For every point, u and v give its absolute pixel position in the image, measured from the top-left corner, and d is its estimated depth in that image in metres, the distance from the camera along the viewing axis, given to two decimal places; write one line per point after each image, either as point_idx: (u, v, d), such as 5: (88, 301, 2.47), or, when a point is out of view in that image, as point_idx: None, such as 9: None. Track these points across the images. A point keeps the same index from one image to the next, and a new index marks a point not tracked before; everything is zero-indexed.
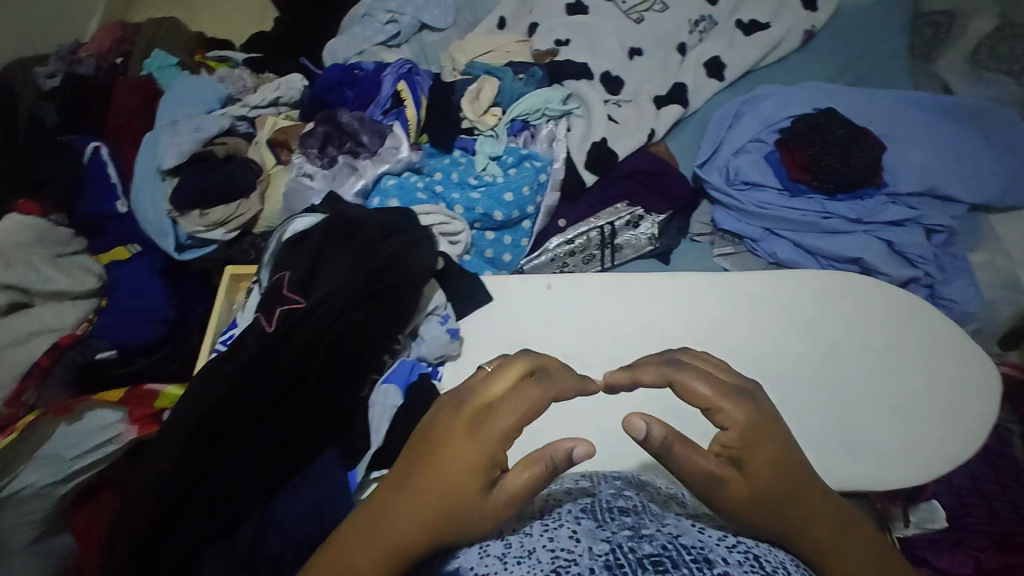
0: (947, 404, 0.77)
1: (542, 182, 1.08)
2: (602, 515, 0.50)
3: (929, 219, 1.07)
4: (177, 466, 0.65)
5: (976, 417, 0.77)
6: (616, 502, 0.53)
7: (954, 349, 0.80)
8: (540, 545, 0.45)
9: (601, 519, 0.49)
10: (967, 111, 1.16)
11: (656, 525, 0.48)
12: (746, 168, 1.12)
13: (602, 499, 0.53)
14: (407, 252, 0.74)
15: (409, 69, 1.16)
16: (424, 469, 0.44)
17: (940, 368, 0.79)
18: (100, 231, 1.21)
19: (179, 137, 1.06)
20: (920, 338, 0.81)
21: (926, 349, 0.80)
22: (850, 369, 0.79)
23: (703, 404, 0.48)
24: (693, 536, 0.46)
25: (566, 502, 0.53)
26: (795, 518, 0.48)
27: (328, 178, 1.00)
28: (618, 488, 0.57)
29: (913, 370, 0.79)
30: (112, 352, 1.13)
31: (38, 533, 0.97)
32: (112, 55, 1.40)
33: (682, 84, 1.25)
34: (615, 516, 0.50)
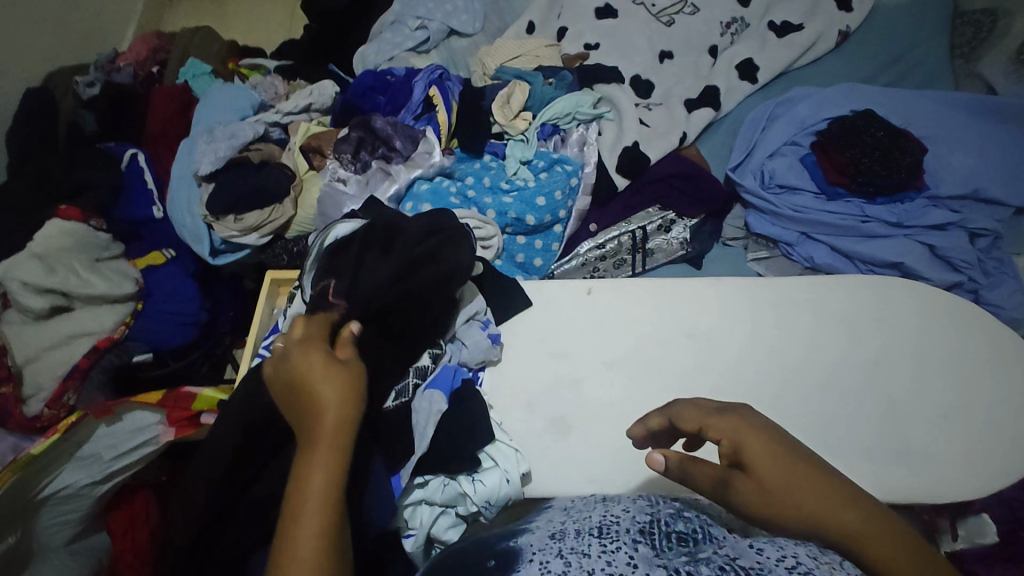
0: (1001, 413, 0.75)
1: (574, 187, 1.07)
2: (660, 539, 0.51)
3: (972, 223, 1.04)
4: (225, 471, 0.66)
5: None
6: (675, 523, 0.53)
7: (1007, 358, 0.78)
8: (599, 567, 0.48)
9: (658, 544, 0.50)
10: (1013, 111, 1.12)
11: (714, 548, 0.49)
12: (781, 171, 1.10)
13: (661, 519, 0.54)
14: (442, 249, 0.72)
15: (440, 75, 1.17)
16: (313, 444, 0.50)
17: (992, 375, 0.77)
18: (138, 236, 1.25)
19: (214, 143, 1.07)
20: (974, 346, 0.78)
21: (978, 358, 0.78)
22: (899, 377, 0.77)
23: (697, 426, 0.55)
24: (751, 557, 0.46)
25: (625, 522, 0.54)
26: (812, 506, 0.49)
27: (361, 184, 1.01)
28: (676, 507, 0.58)
29: (961, 379, 0.77)
30: (148, 355, 1.16)
31: (74, 533, 1.01)
32: (148, 63, 1.44)
33: (713, 87, 1.23)
34: (674, 542, 0.50)
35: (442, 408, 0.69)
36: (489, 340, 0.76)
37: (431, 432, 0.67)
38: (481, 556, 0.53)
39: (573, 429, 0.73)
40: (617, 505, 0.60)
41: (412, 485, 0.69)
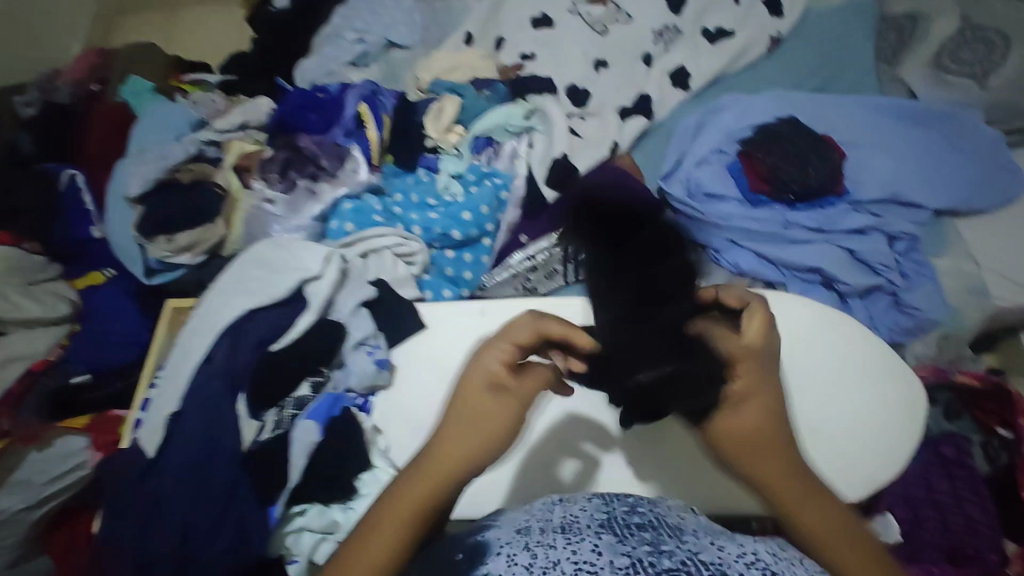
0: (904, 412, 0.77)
1: (502, 200, 1.09)
2: (621, 530, 0.50)
3: (890, 227, 1.07)
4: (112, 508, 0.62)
5: (912, 428, 0.77)
6: (632, 517, 0.53)
7: (892, 362, 0.80)
8: (564, 557, 0.47)
9: (620, 535, 0.50)
10: (930, 117, 1.15)
11: (675, 542, 0.49)
12: (706, 179, 1.12)
13: (618, 514, 0.53)
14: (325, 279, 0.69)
15: (373, 90, 1.17)
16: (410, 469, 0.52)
17: (871, 380, 0.79)
18: (77, 257, 1.23)
19: (144, 165, 1.10)
20: (862, 352, 0.80)
21: (865, 364, 0.80)
22: (812, 389, 0.78)
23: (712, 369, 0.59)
24: (712, 551, 0.48)
25: (582, 515, 0.53)
26: (768, 472, 0.56)
27: (288, 204, 1.02)
28: (630, 503, 0.56)
29: (845, 386, 0.78)
30: (86, 375, 1.15)
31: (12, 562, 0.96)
32: (88, 81, 1.42)
33: (646, 95, 1.24)
34: (634, 531, 0.50)
35: (315, 439, 0.61)
36: (377, 367, 0.65)
37: (302, 463, 0.60)
38: (449, 549, 0.52)
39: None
40: (573, 502, 0.57)
41: (293, 513, 0.61)
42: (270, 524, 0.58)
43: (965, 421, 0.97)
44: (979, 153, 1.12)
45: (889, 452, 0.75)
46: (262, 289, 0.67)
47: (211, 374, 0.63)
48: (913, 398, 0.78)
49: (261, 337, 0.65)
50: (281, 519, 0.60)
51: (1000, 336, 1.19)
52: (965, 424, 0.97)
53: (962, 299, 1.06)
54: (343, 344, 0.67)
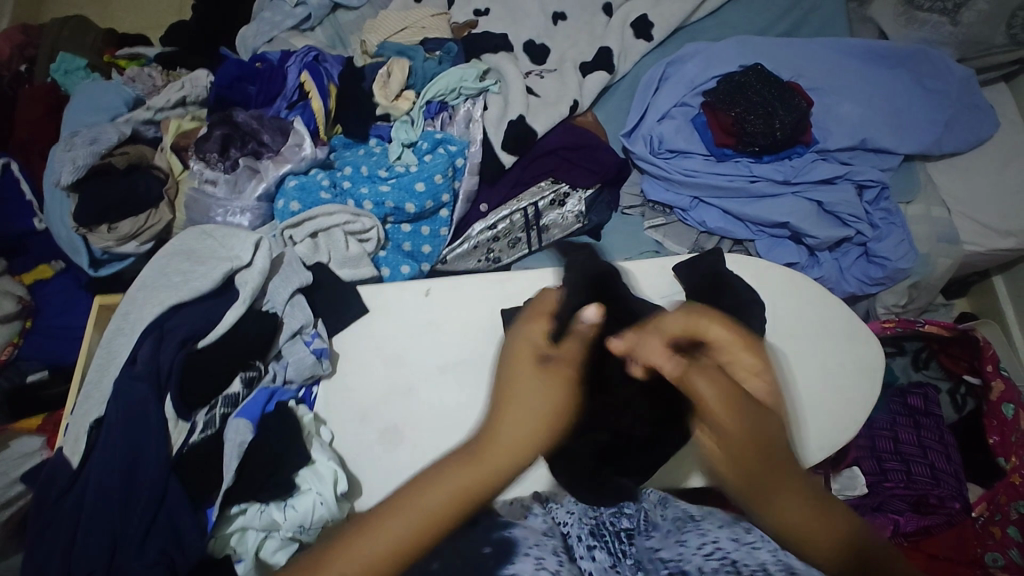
0: (858, 361, 0.77)
1: (458, 167, 1.05)
2: (613, 545, 0.63)
3: (859, 175, 1.03)
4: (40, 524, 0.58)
5: (862, 390, 0.75)
6: (619, 523, 0.66)
7: (848, 323, 0.78)
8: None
9: (613, 553, 0.62)
10: (901, 58, 1.11)
11: (694, 551, 0.58)
12: (669, 135, 1.08)
13: (606, 521, 0.66)
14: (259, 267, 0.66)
15: (315, 57, 1.11)
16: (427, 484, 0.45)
17: (818, 341, 0.77)
18: (22, 250, 1.17)
19: (74, 151, 1.01)
20: (810, 318, 0.78)
21: (814, 329, 0.78)
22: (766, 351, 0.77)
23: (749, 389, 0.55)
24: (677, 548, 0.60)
25: (572, 525, 0.66)
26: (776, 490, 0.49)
27: (231, 184, 0.98)
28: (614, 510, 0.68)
29: (795, 346, 0.77)
30: (44, 373, 1.09)
31: None
32: (15, 61, 1.34)
33: (606, 48, 1.16)
34: (621, 542, 0.64)
35: (248, 438, 0.59)
36: (315, 356, 0.66)
37: (235, 465, 0.57)
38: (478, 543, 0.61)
39: (407, 440, 0.68)
40: (561, 504, 0.70)
41: (235, 513, 0.58)
42: (207, 529, 0.57)
43: (933, 368, 0.97)
44: (951, 93, 1.08)
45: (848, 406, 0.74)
46: (186, 283, 0.65)
47: (132, 378, 0.60)
48: (866, 359, 0.77)
49: (184, 335, 0.62)
50: (219, 521, 0.58)
51: (972, 281, 1.18)
52: (932, 372, 0.98)
53: (932, 246, 1.04)
54: (281, 335, 0.66)
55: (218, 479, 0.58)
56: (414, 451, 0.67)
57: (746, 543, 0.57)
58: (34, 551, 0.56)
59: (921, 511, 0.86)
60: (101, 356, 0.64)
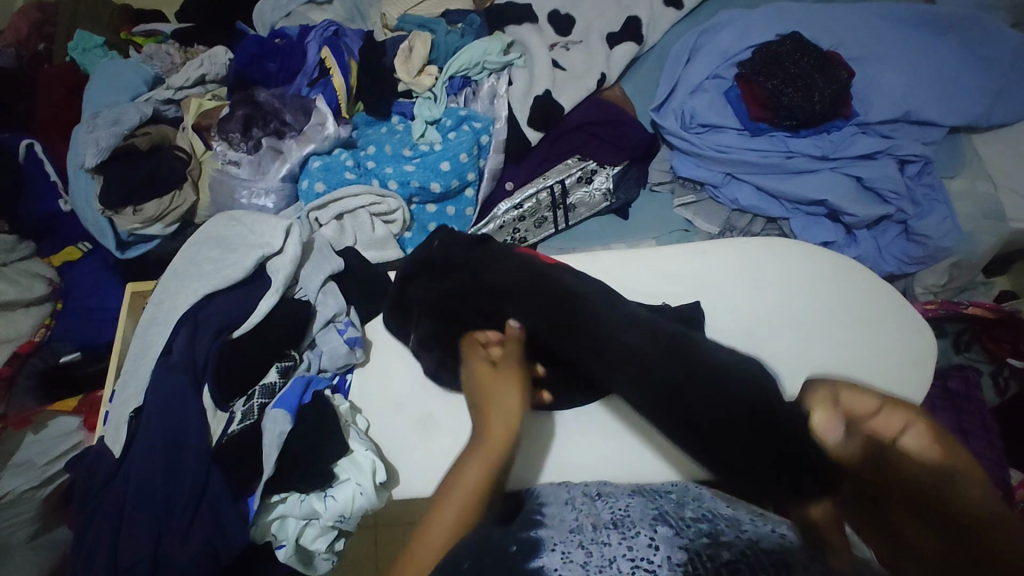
0: (903, 354, 0.74)
1: (484, 145, 1.03)
2: (677, 522, 0.52)
3: (902, 149, 0.99)
4: (83, 512, 0.58)
5: (910, 385, 0.73)
6: (686, 513, 0.55)
7: (892, 320, 0.75)
8: (619, 553, 0.48)
9: (676, 526, 0.51)
10: (947, 23, 1.05)
11: (736, 531, 0.49)
12: (702, 109, 1.04)
13: (669, 510, 0.56)
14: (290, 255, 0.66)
15: (335, 31, 1.08)
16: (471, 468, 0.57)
17: (872, 334, 0.75)
18: (50, 232, 1.18)
19: (96, 133, 1.00)
20: (858, 311, 0.76)
21: (855, 321, 0.75)
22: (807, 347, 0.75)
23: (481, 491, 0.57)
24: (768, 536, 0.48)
25: (635, 513, 0.55)
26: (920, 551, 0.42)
27: (254, 165, 0.96)
28: (678, 503, 0.58)
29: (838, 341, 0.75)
30: (76, 353, 1.10)
31: (34, 529, 0.97)
32: (33, 41, 1.33)
33: (635, 17, 1.12)
34: (690, 522, 0.52)
35: (286, 428, 0.58)
36: (349, 346, 0.65)
37: (275, 457, 0.57)
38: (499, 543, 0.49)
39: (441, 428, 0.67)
40: (614, 500, 0.61)
41: (275, 501, 0.59)
42: (248, 517, 0.57)
43: (975, 350, 0.94)
44: (1002, 61, 1.02)
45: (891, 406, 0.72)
46: (218, 271, 0.65)
47: (171, 367, 0.60)
48: (913, 351, 0.74)
49: (218, 325, 0.62)
50: (260, 509, 0.58)
51: (1013, 257, 1.11)
52: (974, 354, 0.95)
53: (977, 223, 0.99)
54: (315, 323, 0.66)
55: (257, 469, 0.57)
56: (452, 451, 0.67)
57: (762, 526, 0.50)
58: (81, 538, 0.57)
59: None
60: (138, 345, 0.64)
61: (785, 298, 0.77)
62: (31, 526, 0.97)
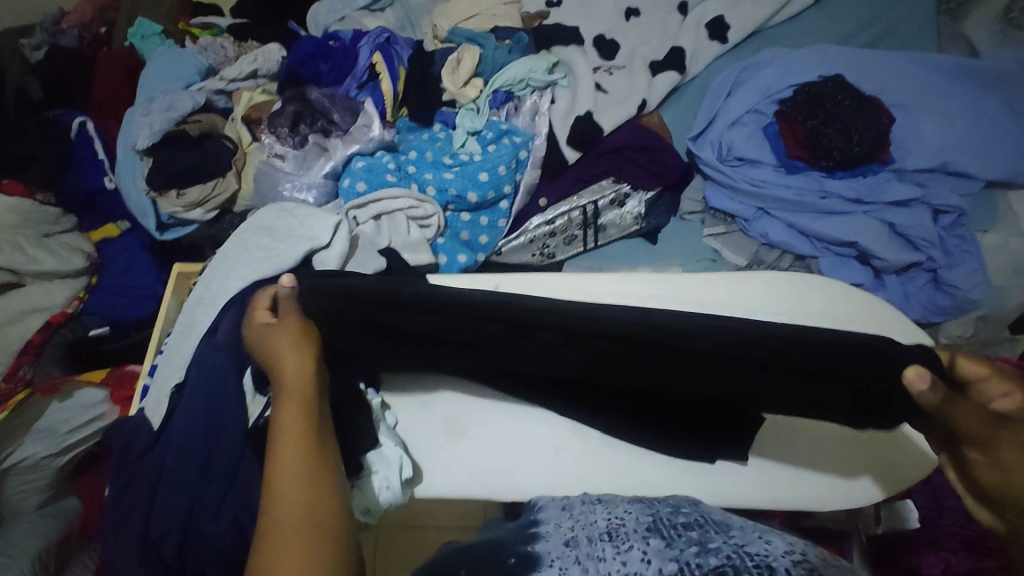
0: None
1: (521, 160, 1.04)
2: (668, 532, 0.48)
3: (936, 199, 0.99)
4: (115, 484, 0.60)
5: None
6: (677, 518, 0.51)
7: None
8: (614, 570, 0.44)
9: (668, 537, 0.47)
10: (992, 78, 1.06)
11: (722, 538, 0.46)
12: (739, 142, 1.05)
13: (663, 515, 0.51)
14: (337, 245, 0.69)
15: (387, 38, 1.11)
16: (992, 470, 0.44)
17: None
18: (92, 208, 1.21)
19: (151, 116, 1.05)
20: None
21: None
22: None
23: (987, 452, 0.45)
24: (758, 545, 0.45)
25: (628, 518, 0.50)
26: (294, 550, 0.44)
27: (298, 160, 1.00)
28: (672, 505, 0.54)
29: None
30: (105, 328, 1.13)
31: (45, 497, 1.00)
32: (95, 25, 1.38)
33: (679, 48, 1.14)
34: (680, 531, 0.48)
35: None
36: None
37: None
38: (501, 554, 0.49)
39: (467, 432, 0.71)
40: (614, 506, 0.54)
41: None
42: None
43: None
44: None
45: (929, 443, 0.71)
46: (267, 259, 0.67)
47: (215, 347, 0.62)
48: None
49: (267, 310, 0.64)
50: None
51: None
52: None
53: (1005, 278, 0.99)
54: None
55: None
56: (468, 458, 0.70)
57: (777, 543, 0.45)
58: (117, 500, 0.59)
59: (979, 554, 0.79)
60: (183, 322, 0.67)
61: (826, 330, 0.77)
62: (42, 495, 1.00)
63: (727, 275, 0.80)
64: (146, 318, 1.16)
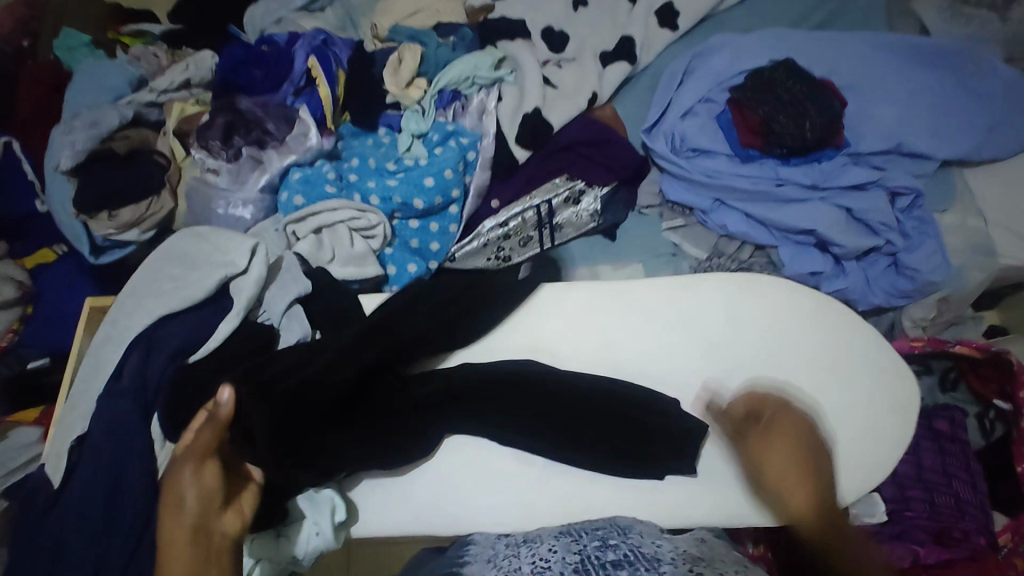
0: (881, 408, 0.74)
1: (469, 162, 1.01)
2: (593, 568, 0.57)
3: (892, 181, 0.97)
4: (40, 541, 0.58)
5: (891, 431, 0.73)
6: (607, 555, 0.58)
7: (867, 368, 0.75)
8: None
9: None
10: (943, 56, 1.04)
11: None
12: (692, 133, 1.03)
13: (591, 554, 0.59)
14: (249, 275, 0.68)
15: (323, 41, 1.06)
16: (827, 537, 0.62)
17: (857, 382, 0.74)
18: (23, 232, 1.15)
19: (72, 134, 0.99)
20: (843, 354, 0.75)
21: (844, 372, 0.74)
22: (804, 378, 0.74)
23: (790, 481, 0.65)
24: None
25: (558, 564, 0.59)
26: None
27: (233, 175, 0.94)
28: (600, 538, 0.61)
29: (833, 379, 0.74)
30: (44, 359, 1.06)
31: None
32: (16, 35, 1.28)
33: (629, 37, 1.11)
34: (609, 569, 0.56)
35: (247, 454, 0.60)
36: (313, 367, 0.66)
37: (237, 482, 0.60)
38: None
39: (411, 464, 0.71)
40: (540, 543, 0.64)
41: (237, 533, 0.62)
42: None
43: (961, 389, 0.91)
44: (994, 96, 1.02)
45: (875, 453, 0.72)
46: (181, 289, 0.67)
47: (118, 392, 0.62)
48: (896, 400, 0.74)
49: (175, 347, 0.65)
50: None
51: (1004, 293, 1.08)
52: (961, 395, 0.92)
53: (965, 259, 0.98)
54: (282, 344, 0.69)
55: None
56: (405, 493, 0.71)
57: None
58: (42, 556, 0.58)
59: (942, 543, 0.80)
60: (88, 363, 0.65)
61: (775, 336, 0.76)
62: None
63: (671, 281, 0.77)
64: None
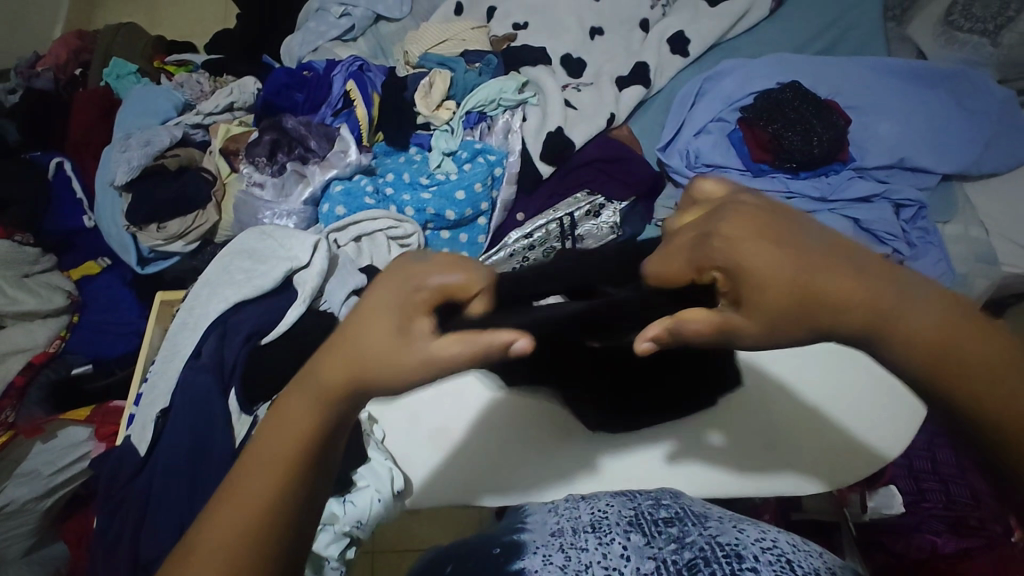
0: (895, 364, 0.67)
1: (497, 177, 1.08)
2: (649, 527, 0.48)
3: (896, 194, 1.03)
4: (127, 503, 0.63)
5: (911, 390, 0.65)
6: (659, 511, 0.50)
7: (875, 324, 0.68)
8: (595, 560, 0.45)
9: (648, 533, 0.47)
10: (940, 78, 1.11)
11: (699, 530, 0.47)
12: (706, 150, 1.09)
13: (644, 510, 0.51)
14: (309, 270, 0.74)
15: (360, 66, 1.14)
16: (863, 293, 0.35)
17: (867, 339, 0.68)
18: (72, 246, 1.21)
19: (129, 152, 1.06)
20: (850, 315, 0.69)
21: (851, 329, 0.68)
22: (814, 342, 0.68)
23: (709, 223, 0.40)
24: (731, 534, 0.46)
25: (610, 511, 0.51)
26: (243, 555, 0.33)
27: (277, 187, 1.02)
28: (655, 497, 0.54)
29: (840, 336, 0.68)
30: (88, 365, 1.12)
31: (30, 543, 0.97)
32: (71, 66, 1.41)
33: (644, 63, 1.18)
34: (662, 527, 0.48)
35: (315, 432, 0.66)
36: None
37: None
38: (486, 543, 0.51)
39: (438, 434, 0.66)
40: (598, 499, 0.55)
41: None
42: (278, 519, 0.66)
43: None
44: (991, 114, 1.08)
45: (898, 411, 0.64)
46: (249, 281, 0.73)
47: (200, 368, 0.66)
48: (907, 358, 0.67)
49: (251, 330, 0.69)
50: None
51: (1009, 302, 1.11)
52: None
53: (970, 267, 1.02)
54: None
55: None
56: (448, 465, 0.64)
57: (770, 534, 0.47)
58: (104, 528, 0.63)
59: (959, 533, 0.82)
60: (165, 351, 0.71)
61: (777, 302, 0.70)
62: (27, 542, 0.97)
63: None
64: (131, 354, 1.15)
